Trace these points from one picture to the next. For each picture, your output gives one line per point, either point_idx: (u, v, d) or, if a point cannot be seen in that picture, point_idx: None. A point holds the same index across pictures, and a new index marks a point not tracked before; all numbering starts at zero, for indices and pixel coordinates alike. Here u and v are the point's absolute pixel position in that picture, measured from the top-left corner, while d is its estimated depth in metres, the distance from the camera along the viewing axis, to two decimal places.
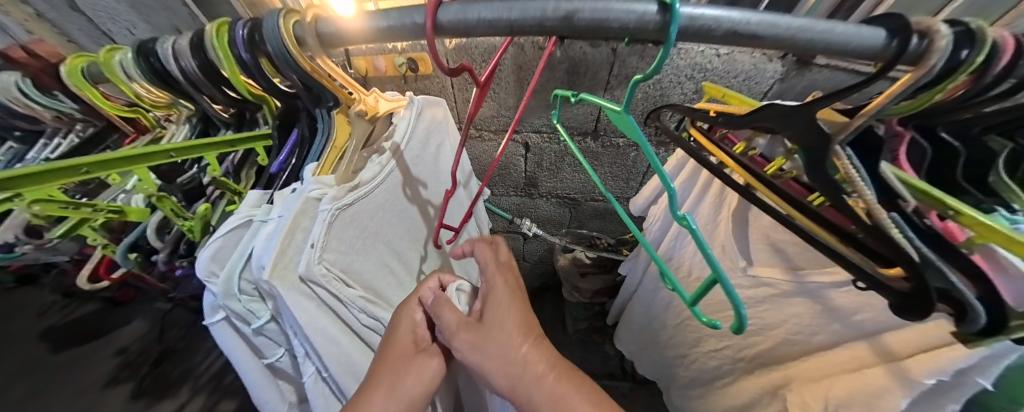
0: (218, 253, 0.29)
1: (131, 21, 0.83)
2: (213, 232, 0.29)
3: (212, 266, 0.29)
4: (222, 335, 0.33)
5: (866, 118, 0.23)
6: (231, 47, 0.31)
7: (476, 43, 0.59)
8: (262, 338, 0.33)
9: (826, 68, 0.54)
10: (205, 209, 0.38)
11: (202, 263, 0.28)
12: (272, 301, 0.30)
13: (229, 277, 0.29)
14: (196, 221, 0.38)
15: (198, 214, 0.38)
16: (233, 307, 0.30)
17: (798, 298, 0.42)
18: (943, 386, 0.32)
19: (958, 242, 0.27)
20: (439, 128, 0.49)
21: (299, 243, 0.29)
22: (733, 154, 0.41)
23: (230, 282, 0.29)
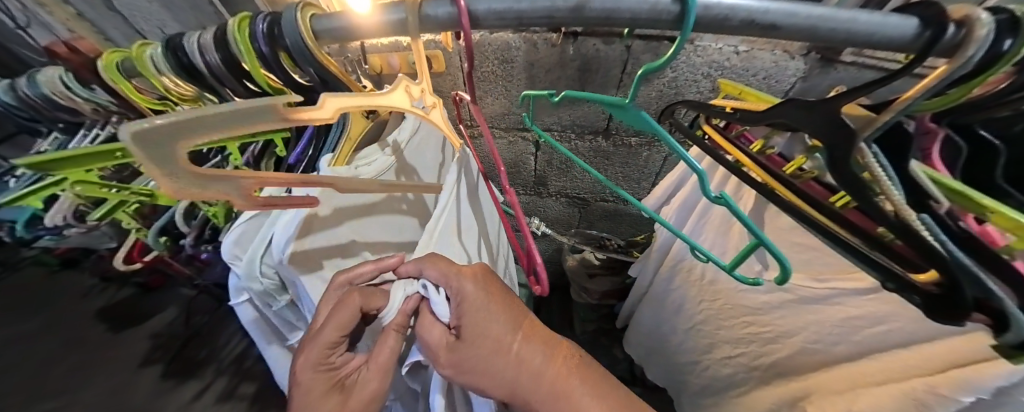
0: (242, 237, 0.30)
1: (162, 21, 0.88)
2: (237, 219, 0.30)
3: (234, 250, 0.30)
4: (245, 313, 0.35)
5: (895, 113, 0.22)
6: (252, 41, 0.32)
7: (490, 40, 0.59)
8: (279, 321, 0.35)
9: (851, 65, 0.52)
10: (226, 196, 0.40)
11: (228, 245, 0.30)
12: (290, 287, 0.31)
13: (251, 261, 0.30)
14: (217, 207, 0.40)
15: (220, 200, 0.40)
16: (254, 289, 0.31)
17: (818, 305, 0.40)
18: (982, 405, 0.29)
19: (997, 247, 0.25)
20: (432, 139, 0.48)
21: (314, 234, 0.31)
22: (750, 152, 0.40)
23: (252, 266, 0.30)
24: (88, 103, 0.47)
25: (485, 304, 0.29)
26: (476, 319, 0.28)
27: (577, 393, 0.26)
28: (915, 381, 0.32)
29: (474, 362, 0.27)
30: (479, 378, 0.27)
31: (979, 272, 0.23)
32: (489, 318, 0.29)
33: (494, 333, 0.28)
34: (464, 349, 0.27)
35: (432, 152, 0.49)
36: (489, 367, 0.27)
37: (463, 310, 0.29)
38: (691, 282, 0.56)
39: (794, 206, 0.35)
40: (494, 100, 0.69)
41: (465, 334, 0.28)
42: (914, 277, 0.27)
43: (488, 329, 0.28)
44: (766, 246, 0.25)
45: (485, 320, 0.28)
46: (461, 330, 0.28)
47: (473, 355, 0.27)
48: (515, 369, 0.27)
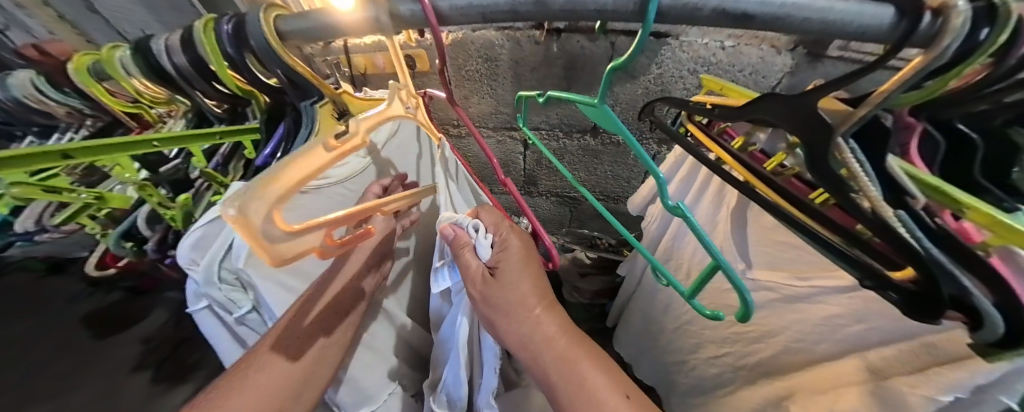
0: (199, 241, 0.31)
1: (145, 22, 0.88)
2: (194, 223, 0.30)
3: (193, 256, 0.31)
4: (205, 319, 0.36)
5: (873, 107, 0.21)
6: (219, 43, 0.31)
7: (473, 38, 0.59)
8: (242, 325, 0.37)
9: (838, 60, 0.52)
10: (185, 199, 0.39)
11: (184, 250, 0.31)
12: (252, 291, 0.34)
13: (210, 265, 0.31)
14: (176, 210, 0.39)
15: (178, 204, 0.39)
16: (214, 294, 0.33)
17: (801, 304, 0.40)
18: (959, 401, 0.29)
19: (972, 244, 0.25)
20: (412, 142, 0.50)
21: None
22: (732, 149, 0.39)
23: (211, 270, 0.31)
24: (60, 105, 0.46)
25: (519, 267, 0.38)
26: (513, 271, 0.37)
27: (585, 366, 0.31)
28: (898, 378, 0.31)
29: (505, 298, 0.35)
30: (507, 324, 0.35)
31: (955, 270, 0.23)
32: (522, 275, 0.38)
33: (523, 289, 0.36)
34: (498, 290, 0.36)
35: (406, 153, 0.50)
36: (514, 318, 0.34)
37: (505, 255, 0.38)
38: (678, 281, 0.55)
39: (775, 204, 0.34)
40: (481, 99, 0.68)
41: (502, 278, 0.36)
42: (893, 275, 0.27)
43: (517, 283, 0.36)
44: (725, 270, 0.24)
45: (517, 274, 0.37)
46: (497, 272, 0.37)
47: (508, 298, 0.35)
48: (532, 325, 0.34)
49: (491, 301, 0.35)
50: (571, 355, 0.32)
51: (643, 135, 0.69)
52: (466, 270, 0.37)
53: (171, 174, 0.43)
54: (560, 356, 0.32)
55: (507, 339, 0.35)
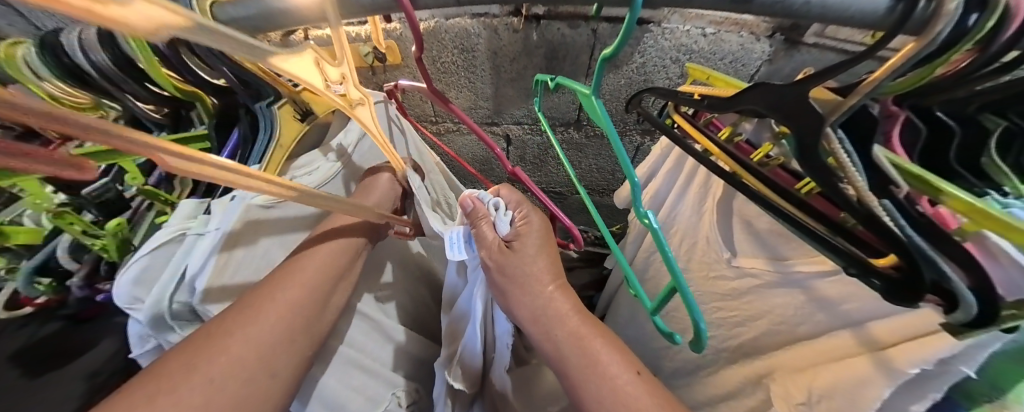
0: (140, 276, 0.27)
1: (69, 15, 0.77)
2: (135, 252, 0.27)
3: (134, 292, 0.27)
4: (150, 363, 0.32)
5: (863, 97, 0.21)
6: (146, 36, 0.27)
7: (446, 27, 0.55)
8: None
9: (813, 47, 0.52)
10: (118, 225, 0.36)
11: (125, 287, 0.27)
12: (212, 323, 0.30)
13: (157, 302, 0.27)
14: (108, 239, 0.36)
15: (109, 231, 0.36)
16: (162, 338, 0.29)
17: (783, 289, 0.40)
18: (925, 376, 0.29)
19: (949, 230, 0.24)
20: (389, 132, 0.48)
21: (236, 261, 0.31)
22: (719, 140, 0.39)
23: (159, 306, 0.27)
24: None
25: (539, 243, 0.38)
26: (529, 249, 0.37)
27: (592, 342, 0.32)
28: (868, 355, 0.32)
29: (518, 272, 0.35)
30: (515, 299, 0.35)
31: (936, 257, 0.23)
32: (539, 250, 0.37)
33: (536, 266, 0.36)
34: (513, 260, 0.35)
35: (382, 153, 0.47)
36: (528, 290, 0.35)
37: (524, 231, 0.38)
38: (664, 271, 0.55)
39: (763, 195, 0.34)
40: (458, 93, 0.65)
41: (517, 249, 0.36)
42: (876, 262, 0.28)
43: (534, 257, 0.36)
44: (681, 291, 0.26)
45: (534, 248, 0.37)
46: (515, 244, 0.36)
47: (528, 266, 0.35)
48: (540, 300, 0.34)
49: (508, 271, 0.35)
50: (583, 334, 0.32)
51: (627, 126, 0.68)
52: (485, 240, 0.36)
53: (95, 197, 0.38)
54: (574, 335, 0.32)
55: (518, 310, 0.35)
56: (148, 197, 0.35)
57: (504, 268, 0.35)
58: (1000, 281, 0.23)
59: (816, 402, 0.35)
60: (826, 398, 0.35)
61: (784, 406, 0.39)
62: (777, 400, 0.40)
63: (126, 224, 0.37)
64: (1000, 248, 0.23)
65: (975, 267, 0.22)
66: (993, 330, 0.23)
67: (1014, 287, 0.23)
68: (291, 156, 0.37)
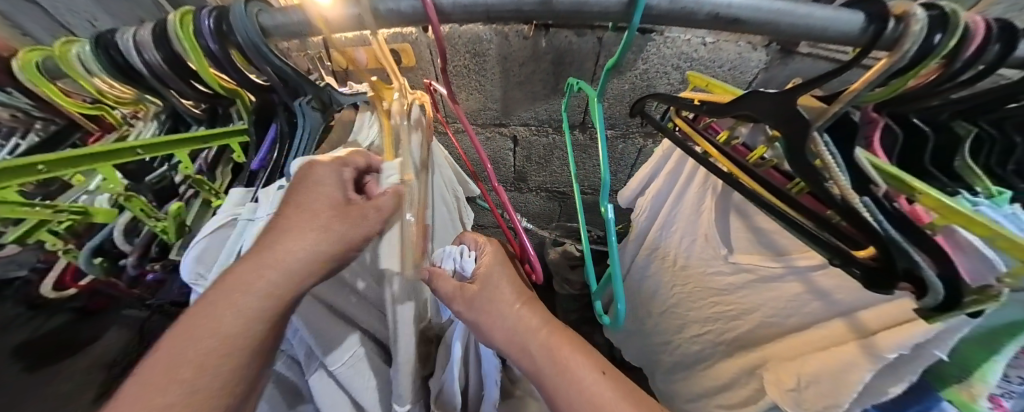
0: (203, 253, 0.29)
1: (91, 13, 0.81)
2: (200, 231, 0.29)
3: (196, 268, 0.28)
4: None
5: (844, 104, 0.24)
6: (197, 37, 0.30)
7: (459, 33, 0.58)
8: None
9: (808, 56, 0.56)
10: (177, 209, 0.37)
11: (188, 265, 0.28)
12: None
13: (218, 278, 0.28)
14: (168, 221, 0.37)
15: (171, 215, 0.37)
16: None
17: (776, 282, 0.42)
18: (902, 359, 0.31)
19: (922, 224, 0.27)
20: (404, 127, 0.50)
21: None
22: (717, 143, 0.42)
23: None
24: (5, 106, 0.42)
25: (501, 264, 0.33)
26: (495, 269, 0.33)
27: (578, 369, 0.25)
28: (853, 342, 0.34)
29: (478, 300, 0.30)
30: (481, 324, 0.30)
31: (909, 247, 0.25)
32: (502, 269, 0.33)
33: (500, 293, 0.31)
34: (480, 293, 0.31)
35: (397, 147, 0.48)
36: (489, 318, 0.29)
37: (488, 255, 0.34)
38: (664, 268, 0.57)
39: (758, 194, 0.37)
40: (469, 95, 0.68)
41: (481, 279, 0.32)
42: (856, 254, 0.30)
43: (500, 282, 0.31)
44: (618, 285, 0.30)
45: (499, 270, 0.33)
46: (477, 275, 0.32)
47: (498, 289, 0.31)
48: (503, 326, 0.29)
49: (471, 301, 0.30)
50: (561, 352, 0.26)
51: (630, 130, 0.71)
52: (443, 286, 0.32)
53: (154, 183, 0.41)
54: (552, 350, 0.27)
55: (491, 337, 0.29)
56: (196, 185, 0.37)
57: (465, 293, 0.31)
58: (966, 270, 0.24)
59: (805, 387, 0.37)
60: (814, 384, 0.36)
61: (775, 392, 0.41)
62: (770, 387, 0.41)
63: (183, 208, 0.38)
64: (970, 243, 0.24)
65: (940, 254, 0.25)
66: (958, 314, 0.25)
67: (979, 274, 0.24)
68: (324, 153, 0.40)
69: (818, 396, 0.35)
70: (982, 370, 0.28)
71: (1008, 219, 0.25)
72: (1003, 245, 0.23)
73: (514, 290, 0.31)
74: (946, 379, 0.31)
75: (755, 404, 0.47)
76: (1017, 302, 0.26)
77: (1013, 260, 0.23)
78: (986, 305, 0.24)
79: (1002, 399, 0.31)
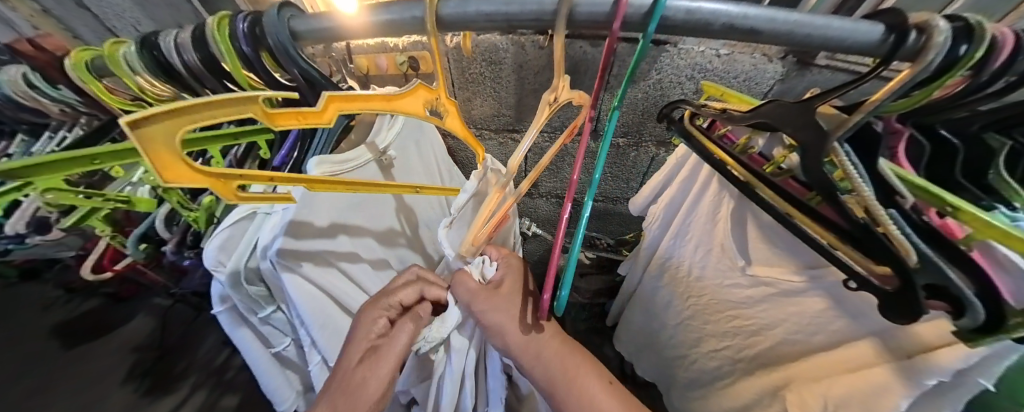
0: (224, 243, 0.31)
1: (136, 19, 0.87)
2: (220, 224, 0.31)
3: (219, 257, 0.31)
4: (228, 321, 0.38)
5: (866, 114, 0.23)
6: (232, 40, 0.32)
7: (477, 42, 0.60)
8: (269, 327, 0.38)
9: (826, 68, 0.55)
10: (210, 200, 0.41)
11: (212, 252, 0.30)
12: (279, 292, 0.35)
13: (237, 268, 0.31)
14: (201, 212, 0.40)
15: (203, 205, 0.40)
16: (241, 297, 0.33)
17: (799, 297, 0.40)
18: (943, 386, 0.29)
19: (956, 239, 0.26)
20: (418, 129, 0.52)
21: (297, 240, 0.32)
22: (732, 152, 0.41)
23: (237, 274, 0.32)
24: (56, 102, 0.46)
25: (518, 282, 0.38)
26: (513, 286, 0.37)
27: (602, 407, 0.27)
28: (883, 366, 0.31)
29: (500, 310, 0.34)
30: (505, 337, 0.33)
31: (940, 263, 0.24)
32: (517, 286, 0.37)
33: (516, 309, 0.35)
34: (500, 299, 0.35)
35: (412, 152, 0.51)
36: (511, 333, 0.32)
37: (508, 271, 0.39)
38: (678, 278, 0.55)
39: (773, 203, 0.36)
40: (483, 102, 0.69)
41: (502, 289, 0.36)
42: (874, 270, 0.29)
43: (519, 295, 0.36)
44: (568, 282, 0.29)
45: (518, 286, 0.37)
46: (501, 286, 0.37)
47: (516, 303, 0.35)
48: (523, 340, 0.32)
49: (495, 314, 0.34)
50: (574, 368, 0.30)
51: (642, 138, 0.71)
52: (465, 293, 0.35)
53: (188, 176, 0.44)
54: (564, 359, 0.30)
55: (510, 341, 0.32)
56: None
57: (491, 302, 0.34)
58: (1010, 291, 0.24)
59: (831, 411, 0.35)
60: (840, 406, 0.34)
61: None
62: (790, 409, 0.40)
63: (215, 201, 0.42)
64: (1009, 258, 0.23)
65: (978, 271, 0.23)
66: (1003, 338, 0.23)
67: (1022, 294, 0.23)
68: (339, 150, 0.41)
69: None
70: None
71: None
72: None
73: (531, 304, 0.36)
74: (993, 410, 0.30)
75: None
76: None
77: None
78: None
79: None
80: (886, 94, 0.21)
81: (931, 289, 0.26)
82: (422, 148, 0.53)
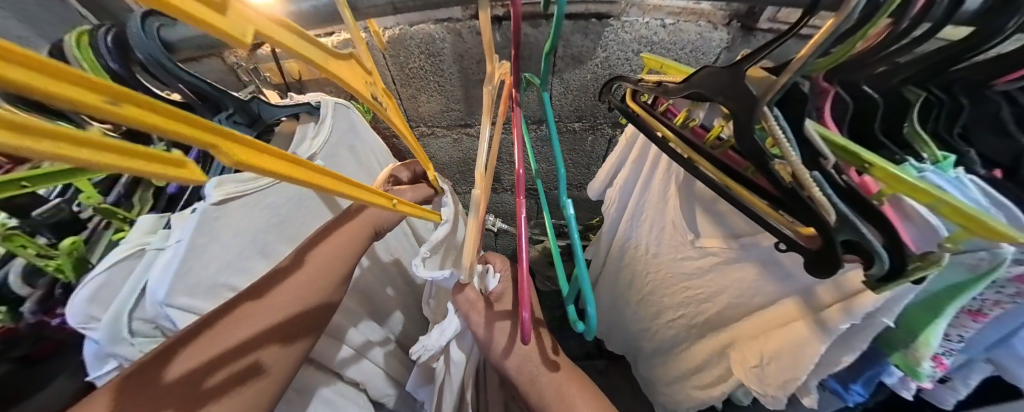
0: (98, 293, 0.27)
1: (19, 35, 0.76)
2: (90, 271, 0.26)
3: (90, 310, 0.27)
4: None
5: (793, 75, 0.21)
6: (97, 57, 0.30)
7: (411, 33, 0.55)
8: None
9: (767, 31, 0.54)
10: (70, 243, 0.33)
11: (78, 306, 0.26)
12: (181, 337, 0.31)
13: (117, 317, 0.27)
14: (61, 258, 0.33)
15: (62, 249, 0.33)
16: (124, 352, 0.28)
17: (740, 263, 0.40)
18: (853, 329, 0.31)
19: (869, 194, 0.26)
20: (353, 134, 0.49)
21: (195, 277, 0.30)
22: (675, 126, 0.39)
23: (120, 324, 0.27)
24: None
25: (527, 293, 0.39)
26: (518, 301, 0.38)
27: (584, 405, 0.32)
28: (810, 317, 0.33)
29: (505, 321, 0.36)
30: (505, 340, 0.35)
31: (856, 221, 0.24)
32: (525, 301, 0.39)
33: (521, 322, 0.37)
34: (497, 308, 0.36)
35: (348, 160, 0.48)
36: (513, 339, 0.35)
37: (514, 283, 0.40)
38: (637, 256, 0.54)
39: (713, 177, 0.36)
40: (429, 97, 0.66)
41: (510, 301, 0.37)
42: (802, 232, 0.29)
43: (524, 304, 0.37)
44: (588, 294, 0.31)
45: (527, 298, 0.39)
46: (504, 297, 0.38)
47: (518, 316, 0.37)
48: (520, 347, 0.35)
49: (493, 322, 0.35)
50: (568, 391, 0.33)
51: (597, 121, 0.70)
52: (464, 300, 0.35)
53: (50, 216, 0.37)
54: (561, 383, 0.34)
55: (510, 356, 0.35)
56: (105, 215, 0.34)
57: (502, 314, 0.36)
58: (911, 238, 0.24)
59: (767, 364, 0.37)
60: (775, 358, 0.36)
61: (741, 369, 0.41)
62: (736, 366, 0.42)
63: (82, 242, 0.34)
64: (915, 211, 0.23)
65: (887, 223, 0.24)
66: (904, 282, 0.24)
67: (924, 241, 0.24)
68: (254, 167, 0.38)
69: (779, 371, 0.36)
70: (926, 334, 0.29)
71: (952, 185, 0.24)
72: (945, 211, 0.22)
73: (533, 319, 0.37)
74: (892, 345, 0.32)
75: (725, 383, 0.46)
76: (960, 265, 0.25)
77: (953, 225, 0.23)
78: (927, 272, 0.23)
79: (944, 357, 0.33)
80: (807, 53, 0.19)
81: (848, 245, 0.26)
82: (359, 153, 0.50)
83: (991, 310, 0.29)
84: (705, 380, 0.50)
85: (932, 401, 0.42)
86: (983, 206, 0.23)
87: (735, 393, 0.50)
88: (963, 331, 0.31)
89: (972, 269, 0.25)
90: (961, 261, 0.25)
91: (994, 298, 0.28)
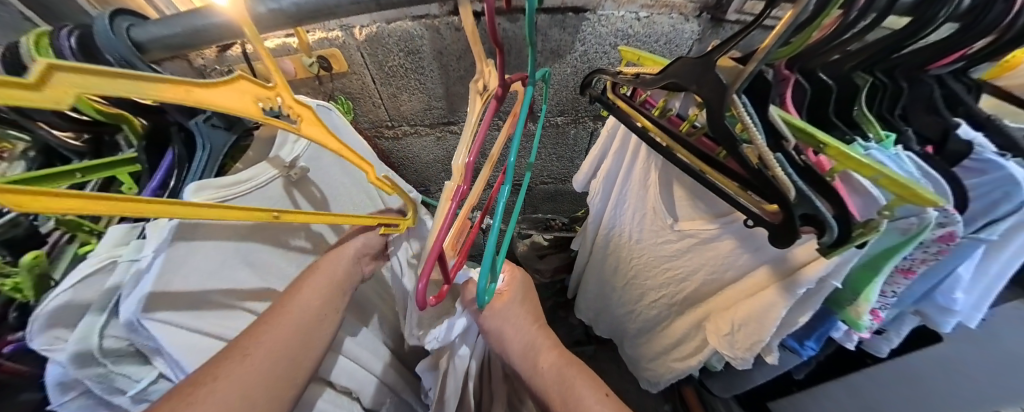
0: (56, 315, 0.24)
1: None
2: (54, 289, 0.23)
3: None
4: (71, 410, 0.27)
5: (759, 63, 0.22)
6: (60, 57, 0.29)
7: (388, 31, 0.54)
8: None
9: (735, 24, 0.57)
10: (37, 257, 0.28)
11: None
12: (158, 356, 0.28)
13: (87, 336, 0.24)
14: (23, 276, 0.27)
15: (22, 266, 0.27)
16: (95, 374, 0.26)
17: (714, 242, 0.43)
18: (809, 293, 0.34)
19: (824, 171, 0.28)
20: None
21: (174, 290, 0.28)
22: (653, 116, 0.41)
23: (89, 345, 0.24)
24: None
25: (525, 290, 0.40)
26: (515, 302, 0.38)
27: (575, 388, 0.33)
28: (774, 286, 0.36)
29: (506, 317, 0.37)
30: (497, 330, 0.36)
31: (811, 194, 0.27)
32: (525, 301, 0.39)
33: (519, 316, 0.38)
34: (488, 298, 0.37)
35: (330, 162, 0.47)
36: (508, 330, 0.37)
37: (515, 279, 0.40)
38: (621, 243, 0.57)
39: (689, 163, 0.38)
40: (411, 96, 0.65)
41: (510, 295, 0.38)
42: (766, 209, 0.31)
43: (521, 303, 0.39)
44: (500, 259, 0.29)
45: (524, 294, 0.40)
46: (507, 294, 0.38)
47: (508, 305, 0.38)
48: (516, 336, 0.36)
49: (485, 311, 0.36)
50: (567, 375, 0.34)
51: (579, 114, 0.71)
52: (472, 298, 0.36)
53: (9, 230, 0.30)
54: (560, 371, 0.34)
55: (510, 344, 0.37)
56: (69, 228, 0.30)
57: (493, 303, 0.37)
58: (856, 207, 0.28)
59: (737, 330, 0.41)
60: (745, 325, 0.39)
61: (715, 339, 0.45)
62: (710, 335, 0.45)
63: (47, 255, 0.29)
64: (862, 185, 0.26)
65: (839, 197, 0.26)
66: (850, 246, 0.27)
67: (865, 210, 0.27)
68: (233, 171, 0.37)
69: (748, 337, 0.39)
70: (866, 291, 0.33)
71: (891, 160, 0.27)
72: (883, 182, 0.25)
73: (526, 314, 0.38)
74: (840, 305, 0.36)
75: (703, 354, 0.50)
76: (894, 229, 0.28)
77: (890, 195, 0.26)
78: (868, 237, 0.26)
79: (880, 311, 0.36)
80: (772, 40, 0.20)
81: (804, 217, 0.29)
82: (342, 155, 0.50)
83: (919, 266, 0.32)
84: (686, 353, 0.53)
85: (871, 351, 0.47)
86: (914, 176, 0.26)
87: (710, 362, 0.54)
88: (896, 287, 0.35)
89: (904, 232, 0.27)
90: (896, 226, 0.27)
91: (921, 256, 0.31)
